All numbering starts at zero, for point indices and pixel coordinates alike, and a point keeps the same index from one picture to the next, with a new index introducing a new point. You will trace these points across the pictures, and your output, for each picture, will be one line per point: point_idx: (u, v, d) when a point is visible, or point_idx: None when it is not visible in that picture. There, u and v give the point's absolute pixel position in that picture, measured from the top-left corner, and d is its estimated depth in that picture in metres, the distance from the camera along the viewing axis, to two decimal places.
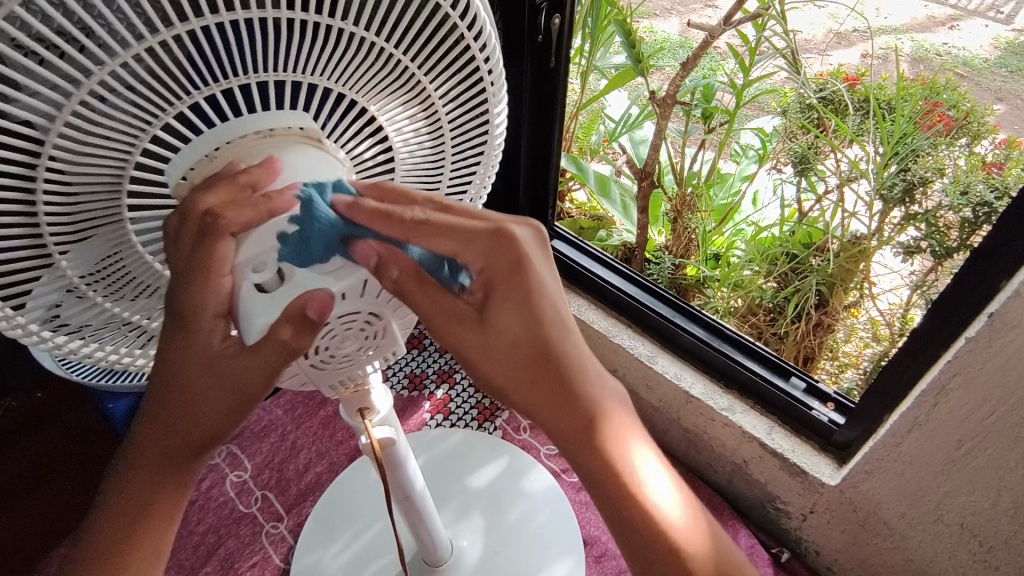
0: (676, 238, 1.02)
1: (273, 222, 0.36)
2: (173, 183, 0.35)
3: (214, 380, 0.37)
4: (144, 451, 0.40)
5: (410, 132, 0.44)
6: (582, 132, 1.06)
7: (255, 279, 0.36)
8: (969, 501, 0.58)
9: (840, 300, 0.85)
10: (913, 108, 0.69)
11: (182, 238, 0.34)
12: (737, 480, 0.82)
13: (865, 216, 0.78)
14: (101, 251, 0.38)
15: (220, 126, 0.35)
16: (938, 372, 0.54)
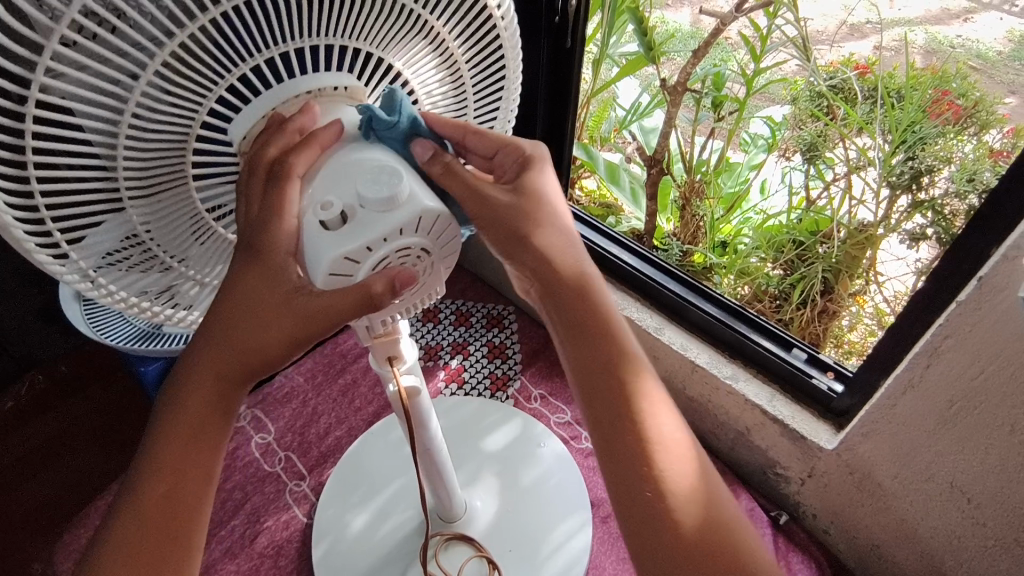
0: (684, 226, 1.06)
1: (332, 167, 0.42)
2: (236, 142, 0.42)
3: (286, 311, 0.41)
4: (207, 376, 0.43)
5: (436, 86, 0.51)
6: (593, 121, 1.09)
7: (321, 218, 0.41)
8: (958, 459, 0.62)
9: (846, 288, 0.89)
10: (923, 97, 0.72)
11: (255, 187, 0.41)
12: (740, 447, 0.86)
13: (873, 203, 0.82)
14: (163, 205, 0.44)
15: (277, 86, 0.41)
16: (931, 334, 0.58)
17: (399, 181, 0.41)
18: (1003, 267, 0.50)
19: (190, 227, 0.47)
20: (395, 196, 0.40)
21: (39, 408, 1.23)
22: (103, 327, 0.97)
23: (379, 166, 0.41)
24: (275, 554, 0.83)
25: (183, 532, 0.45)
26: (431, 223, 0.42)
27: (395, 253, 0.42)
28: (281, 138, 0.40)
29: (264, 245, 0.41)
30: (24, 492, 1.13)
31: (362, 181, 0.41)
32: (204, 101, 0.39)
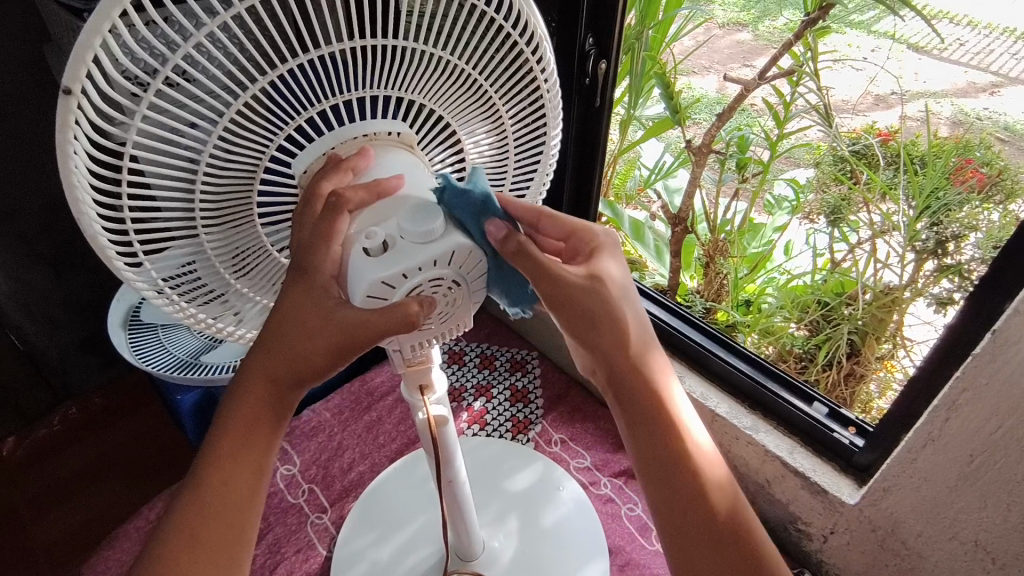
0: (708, 283, 1.10)
1: (377, 205, 0.46)
2: (297, 175, 0.47)
3: (327, 323, 0.45)
4: (256, 378, 0.47)
5: (480, 138, 0.56)
6: (619, 179, 1.14)
7: (365, 244, 0.44)
8: (982, 517, 0.61)
9: (873, 351, 0.90)
10: (945, 164, 0.75)
11: (311, 215, 0.45)
12: (760, 501, 0.86)
13: (898, 267, 0.84)
14: (231, 230, 0.49)
15: (332, 132, 0.46)
16: (949, 387, 0.59)
17: (439, 219, 0.45)
18: (1015, 320, 0.52)
19: (250, 255, 0.52)
20: (432, 230, 0.44)
21: (77, 434, 1.28)
22: (145, 355, 1.02)
23: (422, 205, 0.45)
24: None
25: (233, 538, 0.49)
26: (464, 258, 0.46)
27: (427, 281, 0.46)
28: (338, 175, 0.45)
29: (310, 270, 0.45)
30: (56, 518, 1.16)
31: (404, 215, 0.45)
32: (271, 139, 0.45)
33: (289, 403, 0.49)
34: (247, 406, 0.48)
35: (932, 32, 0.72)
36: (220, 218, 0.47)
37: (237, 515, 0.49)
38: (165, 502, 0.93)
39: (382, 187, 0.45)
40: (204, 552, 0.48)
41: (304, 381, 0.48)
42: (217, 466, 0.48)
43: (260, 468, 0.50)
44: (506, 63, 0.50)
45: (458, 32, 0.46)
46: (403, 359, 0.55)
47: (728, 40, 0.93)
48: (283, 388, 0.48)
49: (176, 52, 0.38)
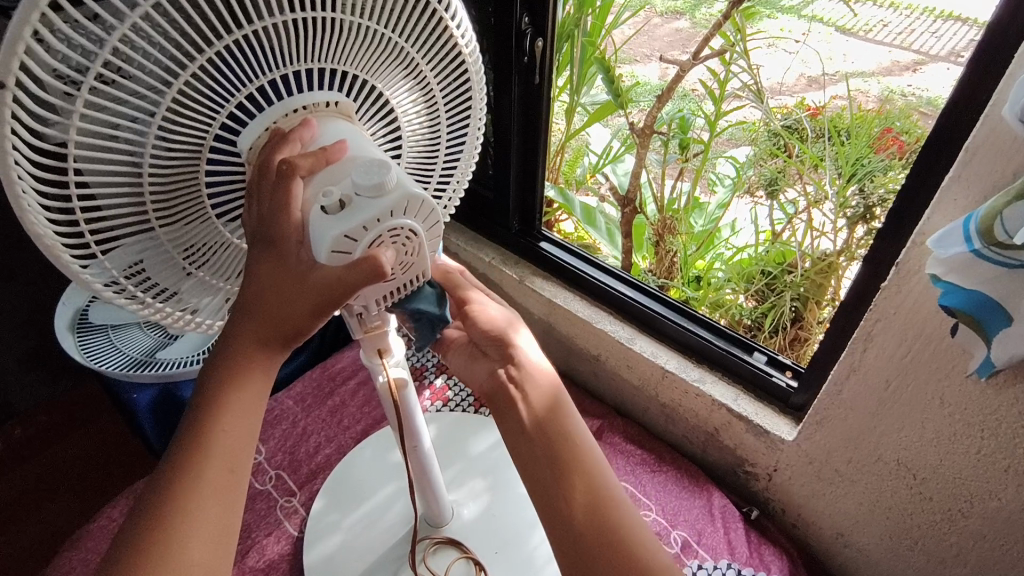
0: (660, 261, 1.16)
1: (328, 167, 0.48)
2: (244, 152, 0.49)
3: (305, 290, 0.47)
4: (243, 337, 0.49)
5: (413, 112, 0.59)
6: (568, 167, 1.18)
7: (323, 204, 0.47)
8: (901, 437, 0.68)
9: (815, 315, 0.98)
10: (869, 133, 0.81)
11: (265, 186, 0.47)
12: (710, 448, 0.91)
13: (832, 235, 0.91)
14: (187, 221, 0.51)
15: (274, 105, 0.48)
16: (864, 321, 0.65)
17: (389, 171, 0.47)
18: (915, 253, 0.58)
19: (208, 243, 0.54)
20: (385, 182, 0.47)
21: (36, 447, 1.27)
22: (95, 355, 1.01)
23: (371, 159, 0.48)
24: (267, 569, 0.85)
25: (232, 489, 0.50)
26: (418, 207, 0.49)
27: (387, 232, 0.48)
28: (288, 146, 0.47)
29: (276, 239, 0.47)
30: (21, 530, 1.16)
31: (356, 172, 0.47)
32: (212, 122, 0.46)
33: (276, 361, 0.51)
34: (237, 364, 0.49)
35: (848, 10, 0.78)
36: (172, 207, 0.49)
37: (235, 466, 0.50)
38: (128, 501, 0.93)
39: (331, 153, 0.48)
40: (207, 503, 0.48)
41: (292, 340, 0.50)
42: (213, 420, 0.49)
43: (250, 424, 0.51)
44: (434, 36, 0.54)
45: (388, 7, 0.50)
46: (359, 324, 0.57)
47: (667, 28, 0.97)
48: (268, 346, 0.49)
49: (105, 47, 0.39)
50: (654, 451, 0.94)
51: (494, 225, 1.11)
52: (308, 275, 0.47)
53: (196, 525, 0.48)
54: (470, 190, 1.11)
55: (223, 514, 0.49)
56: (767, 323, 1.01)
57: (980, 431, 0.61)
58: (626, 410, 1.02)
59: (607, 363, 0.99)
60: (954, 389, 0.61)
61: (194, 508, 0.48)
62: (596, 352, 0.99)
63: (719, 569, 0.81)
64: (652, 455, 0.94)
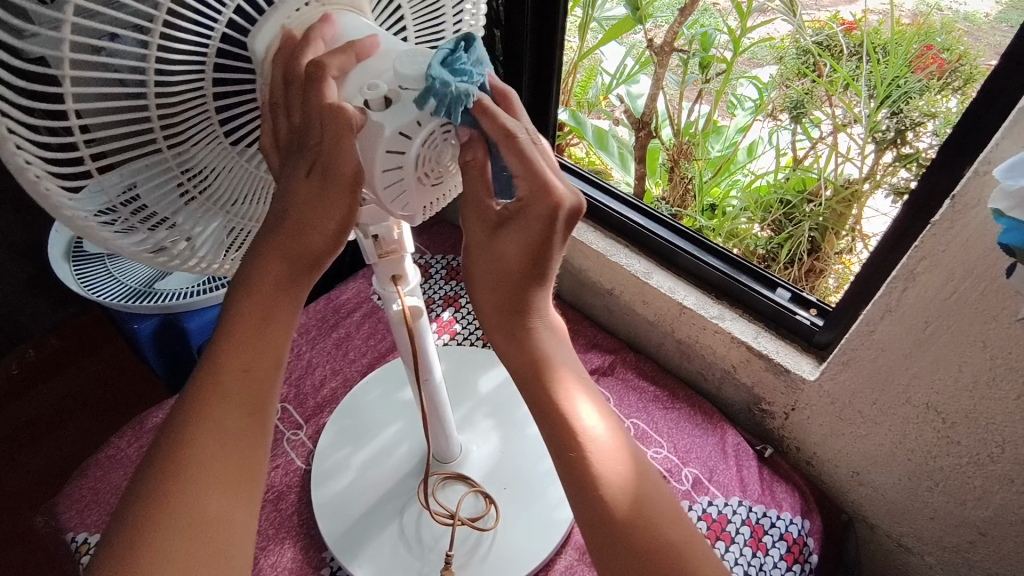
0: (673, 188, 1.07)
1: (360, 65, 0.44)
2: (259, 54, 0.43)
3: (318, 206, 0.44)
4: (269, 261, 0.46)
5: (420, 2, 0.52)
6: (580, 88, 1.09)
7: (368, 97, 0.42)
8: (934, 380, 0.64)
9: (832, 246, 0.90)
10: (907, 51, 0.72)
11: (295, 89, 0.42)
12: (726, 386, 0.88)
13: (858, 159, 0.83)
14: (204, 149, 0.48)
15: (281, 2, 0.43)
16: (906, 258, 0.60)
17: (435, 62, 0.43)
18: (974, 183, 0.52)
19: (223, 171, 0.50)
20: (432, 75, 0.43)
21: (43, 374, 1.27)
22: (93, 285, 0.98)
23: (411, 52, 0.44)
24: (276, 499, 0.84)
25: (252, 430, 0.47)
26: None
27: (441, 130, 0.43)
28: (311, 48, 0.43)
29: (310, 143, 0.42)
30: (32, 453, 1.17)
31: (400, 64, 0.43)
32: (213, 34, 0.41)
33: (303, 289, 0.49)
34: (258, 296, 0.47)
35: None
36: (180, 127, 0.44)
37: (253, 409, 0.47)
38: (133, 432, 0.92)
39: (360, 48, 0.43)
40: (225, 446, 0.46)
41: (323, 259, 0.47)
42: (237, 353, 0.47)
43: (275, 357, 0.49)
44: None
45: None
46: (374, 247, 0.56)
47: None
48: (298, 275, 0.47)
49: None
50: (667, 388, 0.92)
51: None
52: (321, 188, 0.43)
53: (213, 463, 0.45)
54: None
55: (242, 460, 0.46)
56: (783, 253, 0.94)
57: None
58: (639, 344, 0.98)
59: (621, 297, 0.95)
60: (1000, 332, 0.57)
61: (209, 453, 0.45)
62: (610, 285, 0.95)
63: (730, 506, 0.80)
64: (666, 392, 0.92)
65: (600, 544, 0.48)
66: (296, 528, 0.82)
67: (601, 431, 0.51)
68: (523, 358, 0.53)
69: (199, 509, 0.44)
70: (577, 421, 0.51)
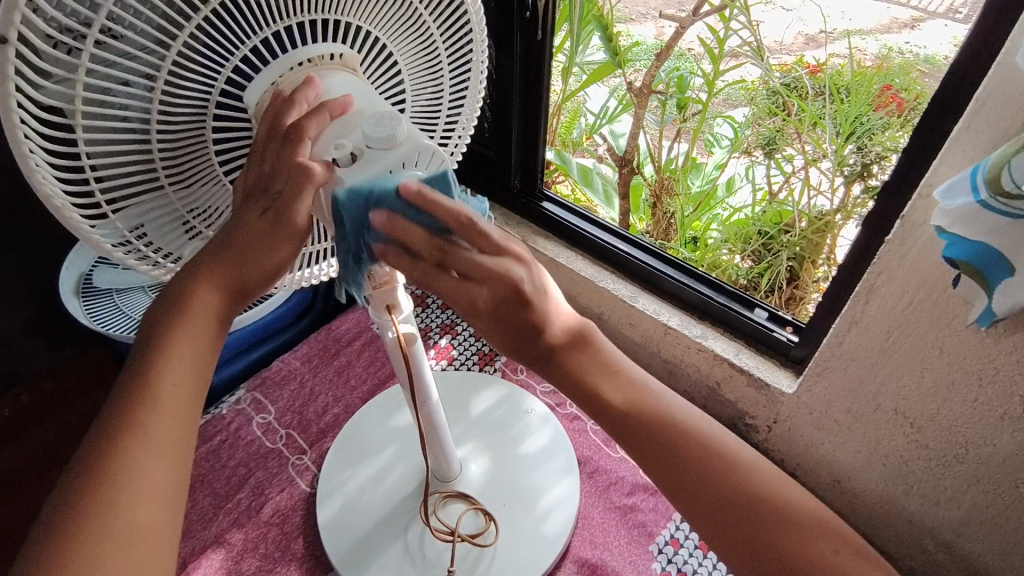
0: (657, 223, 1.15)
1: (337, 122, 0.49)
2: (252, 107, 0.50)
3: (259, 241, 0.47)
4: (203, 281, 0.48)
5: (416, 63, 0.59)
6: (564, 129, 1.17)
7: (336, 155, 0.48)
8: (900, 387, 0.70)
9: (810, 275, 0.97)
10: (869, 91, 0.80)
11: (271, 142, 0.48)
12: (712, 402, 0.93)
13: (829, 192, 0.91)
14: (199, 182, 0.53)
15: (273, 63, 0.49)
16: (867, 274, 0.66)
17: (399, 124, 0.48)
18: (920, 206, 0.59)
19: (214, 200, 0.56)
20: (395, 136, 0.48)
21: (46, 411, 1.29)
22: (102, 319, 1.02)
23: (380, 113, 0.49)
24: (282, 522, 0.86)
25: (178, 445, 0.48)
26: (429, 157, 0.50)
27: None
28: (295, 107, 0.48)
29: (273, 188, 0.47)
30: (35, 489, 1.19)
31: (366, 124, 0.48)
32: (214, 84, 0.48)
33: (233, 313, 0.50)
34: (194, 310, 0.48)
35: None
36: (177, 160, 0.51)
37: (184, 420, 0.49)
38: None
39: (332, 107, 0.48)
40: (154, 462, 0.47)
41: (253, 292, 0.50)
42: (166, 369, 0.48)
43: (201, 372, 0.50)
44: None
45: None
46: (369, 279, 0.60)
47: None
48: (231, 301, 0.49)
49: (101, 13, 0.40)
50: None
51: (495, 184, 1.11)
52: (263, 227, 0.47)
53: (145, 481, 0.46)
54: (469, 148, 1.10)
55: (169, 474, 0.47)
56: (763, 281, 1.01)
57: (979, 378, 0.63)
58: None
59: (609, 321, 1.00)
60: (954, 338, 0.62)
61: (141, 470, 0.46)
62: (599, 310, 1.00)
63: None
64: None
65: (680, 478, 0.57)
66: (301, 550, 0.84)
67: (637, 389, 0.58)
68: (568, 373, 0.54)
69: (134, 524, 0.45)
70: (627, 399, 0.57)
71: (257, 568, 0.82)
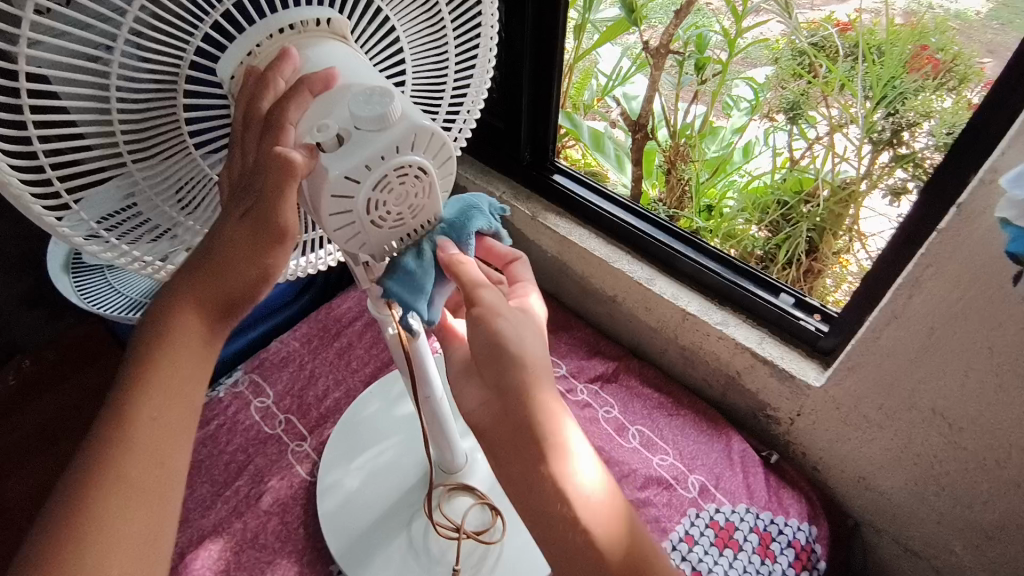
0: (670, 190, 1.07)
1: (320, 99, 0.43)
2: (225, 80, 0.44)
3: (245, 251, 0.43)
4: (184, 300, 0.45)
5: (415, 30, 0.52)
6: (574, 91, 1.08)
7: (318, 139, 0.42)
8: (940, 387, 0.64)
9: (830, 246, 0.90)
10: (902, 52, 0.72)
11: (250, 130, 0.43)
12: (731, 392, 0.89)
13: (855, 159, 0.83)
14: (173, 165, 0.47)
15: (247, 32, 0.42)
16: (913, 265, 0.60)
17: (392, 101, 0.42)
18: (981, 192, 0.52)
19: (191, 182, 0.50)
20: (388, 115, 0.42)
21: None
22: (94, 296, 0.98)
23: (370, 88, 0.42)
24: (281, 511, 0.83)
25: (161, 482, 0.45)
26: (427, 141, 0.44)
27: (394, 172, 0.43)
28: (271, 88, 0.42)
29: (251, 187, 0.42)
30: (37, 462, 1.17)
31: (355, 102, 0.42)
32: (182, 53, 0.41)
33: (218, 332, 0.47)
34: (176, 331, 0.45)
35: None
36: (147, 141, 0.44)
37: (165, 455, 0.45)
38: None
39: (314, 82, 0.42)
40: (132, 503, 0.43)
41: (238, 305, 0.46)
42: (144, 400, 0.44)
43: (185, 401, 0.46)
44: None
45: None
46: (367, 273, 0.54)
47: None
48: (219, 317, 0.46)
49: None
50: (671, 394, 0.92)
51: (504, 157, 1.04)
52: (242, 235, 0.43)
53: (123, 524, 0.43)
54: (479, 118, 1.04)
55: (148, 515, 0.44)
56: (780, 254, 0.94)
57: None
58: (643, 350, 0.98)
59: (624, 304, 0.95)
60: (1007, 338, 0.57)
61: (116, 514, 0.43)
62: (612, 292, 0.95)
63: (738, 513, 0.80)
64: (670, 398, 0.92)
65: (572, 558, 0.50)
66: (301, 542, 0.81)
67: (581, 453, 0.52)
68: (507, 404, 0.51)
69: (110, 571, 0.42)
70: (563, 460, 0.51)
71: (256, 559, 0.79)
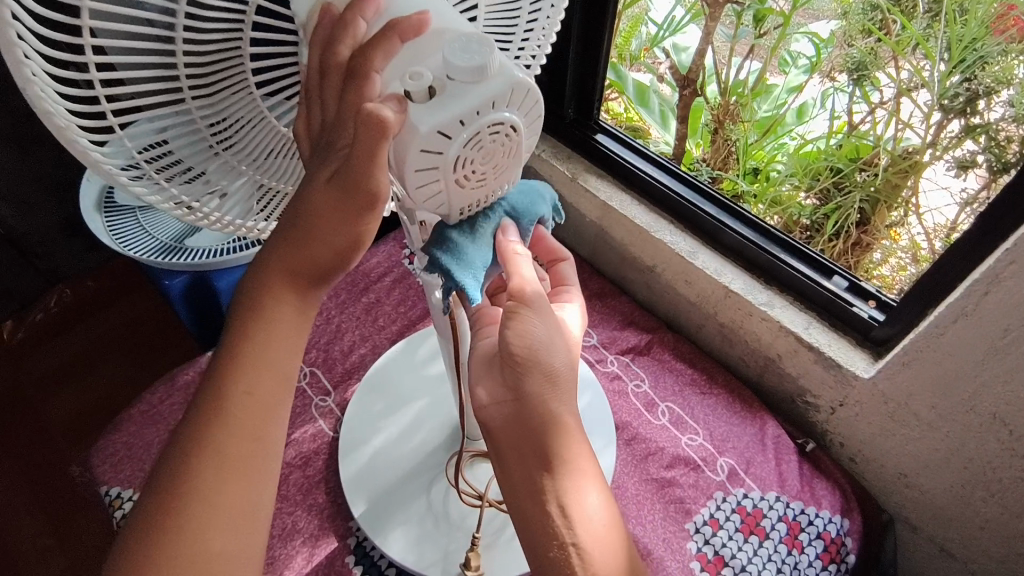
0: (714, 149, 0.97)
1: (409, 45, 0.39)
2: (302, 16, 0.40)
3: (337, 217, 0.42)
4: (275, 272, 0.46)
5: None
6: (622, 39, 0.97)
7: (409, 87, 0.38)
8: (1006, 390, 0.60)
9: (882, 219, 0.83)
10: (988, 11, 0.65)
11: (332, 83, 0.39)
12: (769, 375, 0.84)
13: (921, 127, 0.76)
14: (237, 111, 0.45)
15: None
16: (994, 260, 0.54)
17: (490, 50, 0.38)
18: None
19: (252, 128, 0.47)
20: (486, 65, 0.38)
21: (78, 317, 1.29)
22: (124, 237, 0.97)
23: (465, 35, 0.38)
24: (304, 465, 0.84)
25: (254, 455, 0.47)
26: (521, 97, 0.40)
27: (487, 129, 0.39)
28: (350, 33, 0.39)
29: (336, 144, 0.40)
30: (71, 394, 1.20)
31: (449, 48, 0.38)
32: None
33: (310, 303, 0.48)
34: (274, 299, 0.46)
35: None
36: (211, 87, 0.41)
37: (259, 431, 0.47)
38: (166, 388, 0.92)
39: (404, 28, 0.38)
40: (228, 472, 0.46)
41: (327, 273, 0.47)
42: (244, 377, 0.47)
43: (278, 378, 0.48)
44: None
45: None
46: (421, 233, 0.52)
47: None
48: (309, 287, 0.47)
49: None
50: (705, 372, 0.88)
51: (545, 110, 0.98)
52: (333, 199, 0.41)
53: (218, 493, 0.46)
54: None
55: (242, 486, 0.47)
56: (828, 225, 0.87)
57: None
58: (678, 324, 0.94)
59: (663, 276, 0.90)
60: None
61: (216, 482, 0.46)
62: (652, 262, 0.90)
63: (767, 501, 0.78)
64: (703, 376, 0.88)
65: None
66: (322, 498, 0.81)
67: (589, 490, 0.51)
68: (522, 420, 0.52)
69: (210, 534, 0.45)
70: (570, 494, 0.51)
71: (280, 510, 0.80)
